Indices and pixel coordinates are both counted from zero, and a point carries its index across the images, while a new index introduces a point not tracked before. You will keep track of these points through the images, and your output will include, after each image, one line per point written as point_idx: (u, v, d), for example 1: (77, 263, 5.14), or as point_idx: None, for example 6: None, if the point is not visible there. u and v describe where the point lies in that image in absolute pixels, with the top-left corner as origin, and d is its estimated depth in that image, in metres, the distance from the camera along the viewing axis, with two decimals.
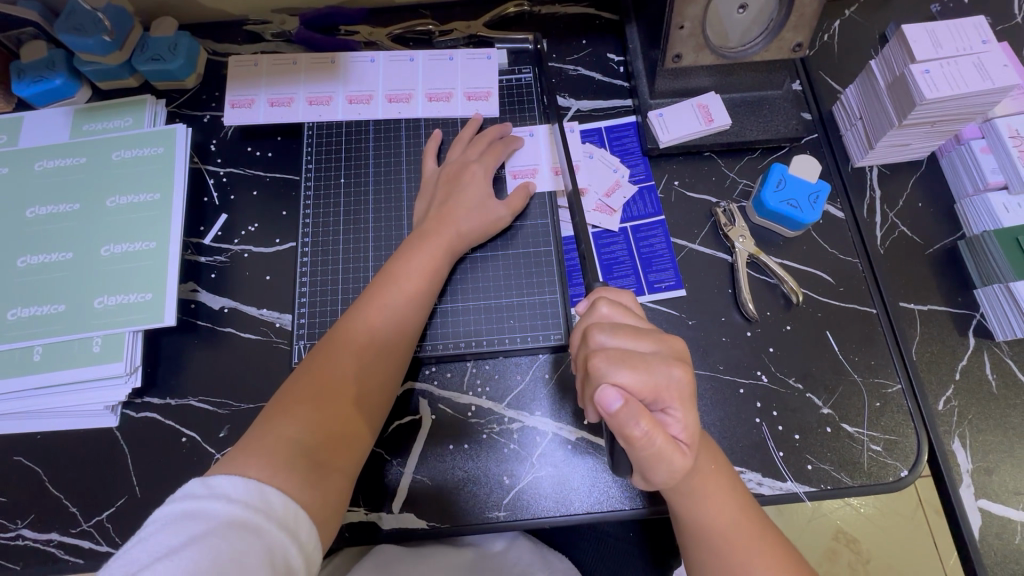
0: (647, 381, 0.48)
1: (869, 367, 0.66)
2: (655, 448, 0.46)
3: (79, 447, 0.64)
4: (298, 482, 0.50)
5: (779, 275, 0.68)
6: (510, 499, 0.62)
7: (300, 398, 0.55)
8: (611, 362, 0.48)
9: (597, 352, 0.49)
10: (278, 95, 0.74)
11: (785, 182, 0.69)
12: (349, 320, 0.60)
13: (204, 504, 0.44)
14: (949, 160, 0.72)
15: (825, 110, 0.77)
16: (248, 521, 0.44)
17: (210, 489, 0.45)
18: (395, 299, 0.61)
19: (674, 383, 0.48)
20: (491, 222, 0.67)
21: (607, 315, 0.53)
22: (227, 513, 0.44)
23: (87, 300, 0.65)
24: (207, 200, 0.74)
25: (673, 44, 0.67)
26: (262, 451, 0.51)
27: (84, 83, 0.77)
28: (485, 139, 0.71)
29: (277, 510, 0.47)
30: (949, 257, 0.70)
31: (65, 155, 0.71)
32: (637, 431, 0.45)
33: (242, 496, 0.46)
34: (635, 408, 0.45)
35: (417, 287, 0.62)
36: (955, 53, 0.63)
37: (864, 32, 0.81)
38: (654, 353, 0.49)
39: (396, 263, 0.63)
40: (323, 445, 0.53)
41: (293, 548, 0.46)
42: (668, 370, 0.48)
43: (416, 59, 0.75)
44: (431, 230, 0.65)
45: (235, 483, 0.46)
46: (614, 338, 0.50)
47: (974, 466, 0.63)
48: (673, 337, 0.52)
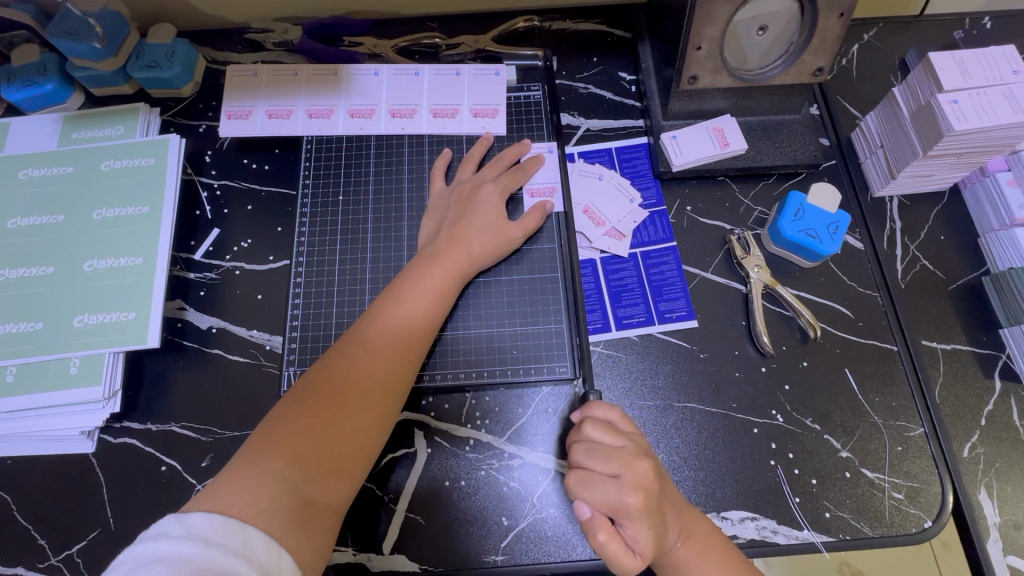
0: (608, 502, 0.51)
1: (889, 409, 0.62)
2: (610, 556, 0.51)
3: (51, 474, 0.60)
4: (284, 523, 0.46)
5: (795, 307, 0.64)
6: (508, 543, 0.58)
7: (295, 419, 0.51)
8: (580, 481, 0.52)
9: (573, 470, 0.53)
10: (278, 107, 0.71)
11: (803, 211, 0.66)
12: (351, 339, 0.56)
13: (180, 547, 0.40)
14: (973, 192, 0.70)
15: (843, 136, 0.74)
16: (228, 568, 0.40)
17: (189, 529, 0.41)
18: (402, 322, 0.58)
19: (627, 506, 0.51)
20: (503, 243, 0.64)
21: (589, 433, 0.55)
22: (205, 559, 0.40)
23: (67, 318, 0.61)
24: (199, 214, 0.70)
25: (689, 65, 0.65)
26: (247, 483, 0.47)
27: (77, 88, 0.75)
28: (500, 161, 0.68)
29: (259, 555, 0.43)
30: (973, 293, 0.67)
31: (52, 163, 0.68)
32: (595, 542, 0.51)
33: (224, 539, 0.42)
34: (594, 524, 0.51)
35: (425, 309, 0.59)
36: (985, 82, 0.60)
37: (882, 57, 0.79)
38: (617, 478, 0.52)
39: (405, 282, 0.60)
40: (314, 476, 0.49)
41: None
42: (630, 493, 0.51)
43: (421, 73, 0.73)
44: (441, 249, 0.62)
45: (214, 523, 0.42)
46: (590, 457, 0.53)
47: (1002, 518, 0.59)
48: (641, 460, 0.53)
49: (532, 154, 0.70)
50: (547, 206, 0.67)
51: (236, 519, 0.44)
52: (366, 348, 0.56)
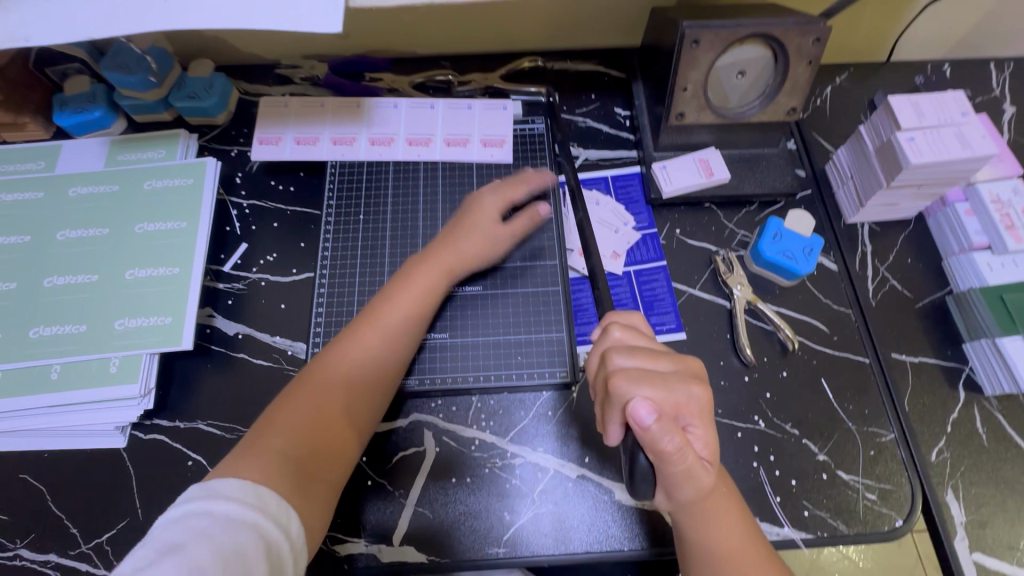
0: (669, 398, 0.50)
1: (862, 416, 0.68)
2: (685, 465, 0.48)
3: (85, 467, 0.64)
4: (289, 485, 0.52)
5: (776, 322, 0.70)
6: (510, 535, 0.62)
7: (297, 404, 0.58)
8: (633, 381, 0.50)
9: (618, 373, 0.51)
10: (306, 134, 0.79)
11: (781, 234, 0.73)
12: (340, 339, 0.62)
13: (205, 504, 0.47)
14: (936, 220, 0.76)
15: (818, 168, 0.82)
16: (248, 518, 0.47)
17: (211, 490, 0.48)
18: (391, 319, 0.64)
19: (694, 401, 0.50)
20: (495, 244, 0.71)
21: (620, 338, 0.54)
22: (228, 512, 0.47)
23: (108, 322, 0.67)
24: (229, 229, 0.77)
25: (676, 103, 0.72)
26: (259, 458, 0.53)
27: (121, 115, 0.82)
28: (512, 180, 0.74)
29: (273, 507, 0.50)
30: (938, 311, 0.73)
31: (99, 182, 0.75)
32: (668, 446, 0.47)
33: (240, 495, 0.48)
34: (665, 424, 0.47)
35: (419, 305, 0.65)
36: (937, 123, 0.68)
37: (853, 97, 0.87)
38: (673, 373, 0.52)
39: (401, 281, 0.66)
40: (316, 452, 0.56)
41: (286, 544, 0.49)
42: (688, 388, 0.50)
43: (436, 106, 0.81)
44: (438, 251, 0.69)
45: (234, 486, 0.49)
46: (633, 359, 0.52)
47: (968, 518, 0.64)
48: (687, 355, 0.54)
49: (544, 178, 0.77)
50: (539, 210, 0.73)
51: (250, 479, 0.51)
52: (359, 344, 0.62)
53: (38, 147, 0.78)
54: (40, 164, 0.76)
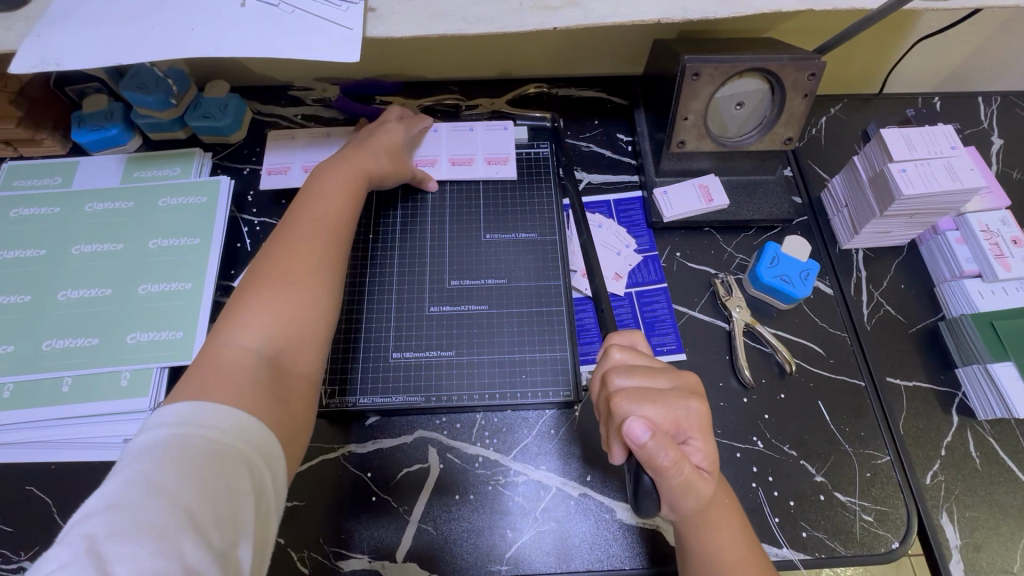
0: (668, 415, 0.50)
1: (859, 438, 0.69)
2: (684, 478, 0.49)
3: (92, 479, 0.65)
4: (264, 398, 0.49)
5: (774, 345, 0.72)
6: (512, 553, 0.63)
7: (246, 322, 0.54)
8: (632, 400, 0.50)
9: (618, 394, 0.52)
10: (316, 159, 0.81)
11: (778, 259, 0.75)
12: (270, 253, 0.59)
13: (179, 435, 0.43)
14: (927, 248, 0.79)
15: (814, 195, 0.84)
16: (228, 451, 0.44)
17: (182, 418, 0.44)
18: (322, 211, 0.64)
19: (692, 415, 0.51)
20: (403, 159, 0.76)
21: (620, 359, 0.55)
22: (206, 444, 0.43)
23: (121, 336, 0.68)
24: (240, 246, 0.79)
25: (677, 131, 0.75)
26: (213, 379, 0.49)
27: (137, 133, 0.84)
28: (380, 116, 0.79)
29: (251, 428, 0.46)
30: (930, 336, 0.75)
31: (114, 198, 0.76)
32: (665, 461, 0.48)
33: (211, 418, 0.45)
34: (662, 441, 0.48)
35: (344, 201, 0.66)
36: (927, 155, 0.70)
37: (847, 128, 0.90)
38: (671, 389, 0.52)
39: (315, 191, 0.66)
40: (275, 362, 0.53)
41: (268, 476, 0.46)
42: (685, 403, 0.51)
43: (439, 130, 0.83)
44: (338, 168, 0.69)
45: (200, 408, 0.45)
46: (631, 379, 0.53)
47: (963, 541, 0.65)
48: (687, 371, 0.55)
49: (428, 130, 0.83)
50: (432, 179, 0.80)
51: (216, 401, 0.47)
52: (295, 248, 0.60)
53: (55, 163, 0.80)
54: (57, 180, 0.78)
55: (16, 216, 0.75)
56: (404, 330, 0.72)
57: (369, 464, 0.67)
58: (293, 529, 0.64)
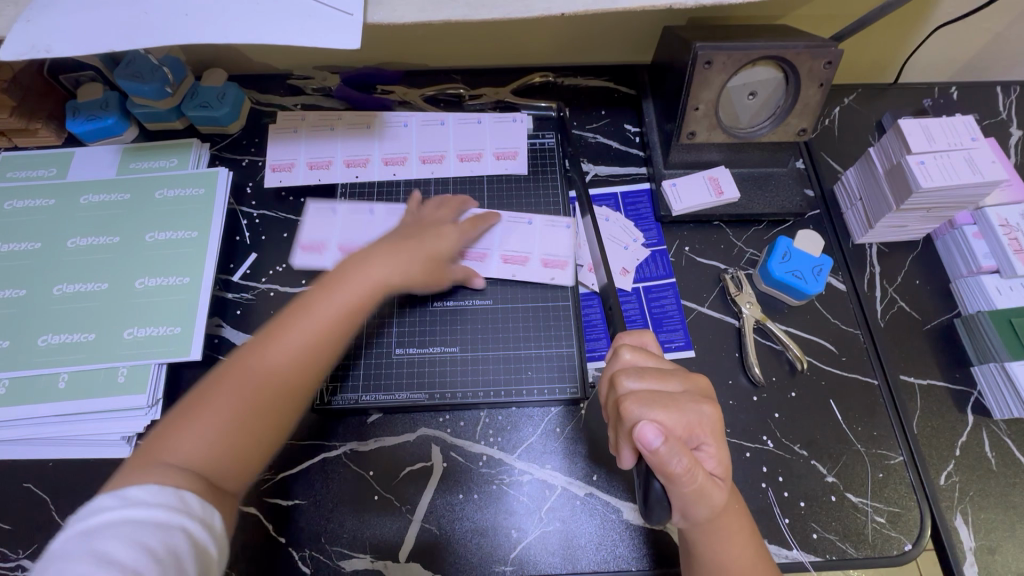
0: (681, 420, 0.49)
1: (872, 438, 0.67)
2: (697, 485, 0.47)
3: (91, 476, 0.64)
4: (202, 487, 0.46)
5: (784, 342, 0.71)
6: (517, 553, 0.62)
7: (217, 403, 0.50)
8: (644, 404, 0.49)
9: (628, 397, 0.50)
10: (313, 239, 0.73)
11: (790, 254, 0.73)
12: (275, 329, 0.54)
13: (116, 512, 0.41)
14: (944, 242, 0.77)
15: (827, 188, 0.82)
16: (170, 520, 0.41)
17: (122, 496, 0.42)
18: (316, 335, 0.54)
19: (706, 419, 0.50)
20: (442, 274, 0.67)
21: (630, 361, 0.54)
22: (148, 514, 0.41)
23: (118, 330, 0.66)
24: (239, 239, 0.77)
25: (687, 123, 0.73)
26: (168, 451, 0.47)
27: (133, 123, 0.82)
28: (437, 202, 0.73)
29: (195, 506, 0.44)
30: (945, 333, 0.73)
31: (110, 190, 0.75)
32: (677, 467, 0.46)
33: (157, 498, 0.42)
34: (675, 446, 0.46)
35: (373, 294, 0.58)
36: (947, 147, 0.68)
37: (862, 118, 0.88)
38: (682, 393, 0.51)
39: (354, 260, 0.60)
40: (231, 447, 0.50)
41: (214, 545, 0.44)
42: (698, 407, 0.50)
43: (446, 123, 0.81)
44: (382, 247, 0.62)
45: (148, 490, 0.43)
46: (641, 382, 0.51)
47: (977, 543, 0.63)
48: (695, 374, 0.54)
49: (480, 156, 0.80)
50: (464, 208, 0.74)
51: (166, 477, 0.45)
52: (297, 325, 0.54)
53: (50, 154, 0.78)
54: (52, 172, 0.77)
55: (10, 208, 0.73)
56: (411, 332, 0.70)
57: (371, 463, 0.66)
58: (295, 529, 0.63)
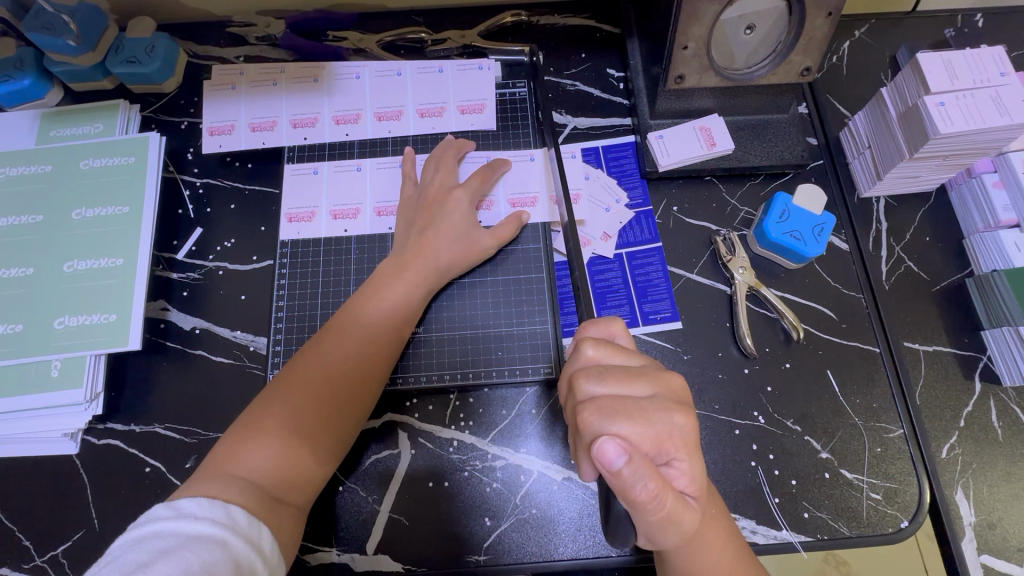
0: (647, 433, 0.44)
1: (870, 410, 0.63)
2: (664, 512, 0.42)
3: (35, 474, 0.60)
4: (258, 504, 0.48)
5: (779, 309, 0.65)
6: (491, 542, 0.59)
7: (267, 419, 0.52)
8: (604, 414, 0.44)
9: (587, 404, 0.45)
10: (300, 209, 0.68)
11: (789, 213, 0.66)
12: (321, 343, 0.57)
13: (170, 525, 0.42)
14: (959, 192, 0.70)
15: (832, 135, 0.74)
16: (218, 537, 0.42)
17: (177, 510, 0.43)
18: (359, 345, 0.57)
19: (677, 432, 0.45)
20: (473, 253, 0.64)
21: (594, 358, 0.48)
22: (198, 530, 0.42)
23: (48, 320, 0.62)
24: (182, 212, 0.70)
25: (675, 65, 0.64)
26: (232, 472, 0.49)
27: (55, 83, 0.73)
28: (434, 162, 0.67)
29: (242, 525, 0.45)
30: (956, 295, 0.67)
31: (29, 162, 0.67)
32: (641, 494, 0.41)
33: (211, 513, 0.44)
34: (639, 467, 0.41)
35: (407, 311, 0.60)
36: (972, 85, 0.60)
37: (874, 54, 0.78)
38: (650, 399, 0.46)
39: (386, 274, 0.61)
40: (289, 468, 0.51)
41: (260, 562, 0.44)
42: (669, 417, 0.45)
43: (403, 73, 0.72)
44: (409, 256, 0.62)
45: (204, 504, 0.44)
46: (604, 386, 0.46)
47: (977, 519, 0.60)
48: (667, 374, 0.48)
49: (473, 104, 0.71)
50: (465, 151, 0.68)
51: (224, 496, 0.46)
52: (341, 341, 0.57)
53: None
54: None
55: None
56: (436, 314, 0.65)
57: None
58: None
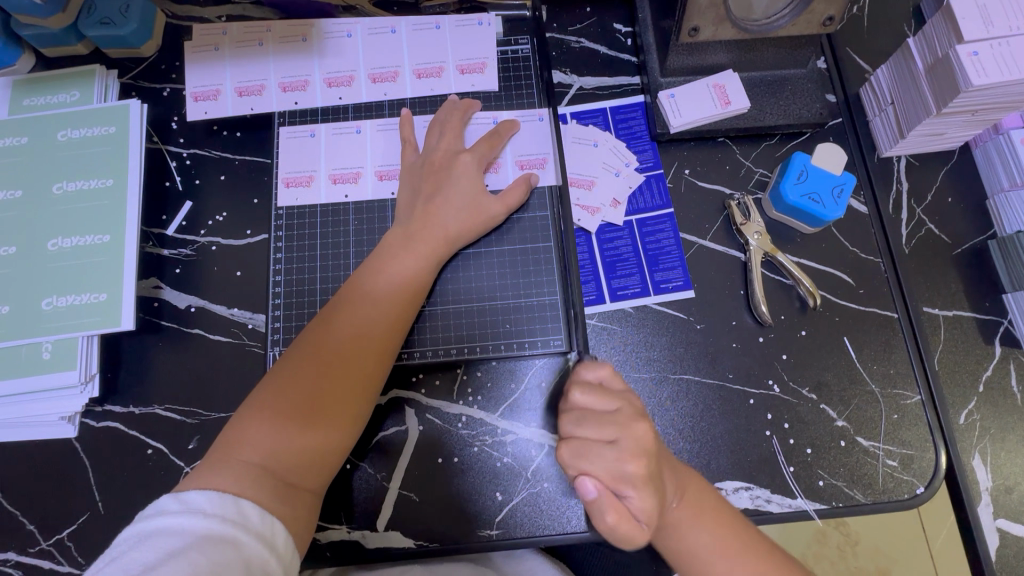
0: (607, 474, 0.45)
1: (888, 377, 0.61)
2: (629, 540, 0.44)
3: (34, 458, 0.58)
4: (269, 494, 0.46)
5: (795, 276, 0.62)
6: (503, 517, 0.58)
7: (278, 400, 0.50)
8: (571, 454, 0.46)
9: (561, 443, 0.48)
10: (297, 173, 0.65)
11: (807, 174, 0.63)
12: (329, 321, 0.55)
13: (178, 521, 0.41)
14: (984, 151, 0.67)
15: (851, 92, 0.70)
16: (227, 535, 0.41)
17: (185, 504, 0.42)
18: (367, 321, 0.55)
19: (635, 475, 0.45)
20: (481, 221, 0.61)
21: (575, 400, 0.49)
22: (205, 528, 0.41)
23: (35, 301, 0.59)
24: (169, 185, 0.66)
25: (690, 16, 0.59)
26: (239, 462, 0.47)
27: (25, 48, 0.68)
28: (438, 128, 0.63)
29: (254, 522, 0.44)
30: (977, 257, 0.65)
31: (4, 134, 0.64)
32: (603, 524, 0.44)
33: (218, 509, 0.43)
34: (601, 503, 0.44)
35: (417, 284, 0.58)
36: (1008, 32, 0.56)
37: (897, 3, 0.73)
38: (614, 445, 0.46)
39: (392, 246, 0.58)
40: (299, 454, 0.49)
41: (273, 560, 0.43)
42: (625, 464, 0.45)
43: (398, 31, 0.67)
44: (416, 228, 0.59)
45: (211, 497, 0.43)
46: (578, 428, 0.47)
47: (993, 483, 0.60)
48: (641, 420, 0.47)
49: (473, 63, 0.67)
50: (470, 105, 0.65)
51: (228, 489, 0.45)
52: (348, 318, 0.55)
53: None
54: None
55: None
56: (444, 286, 0.63)
57: None
58: None
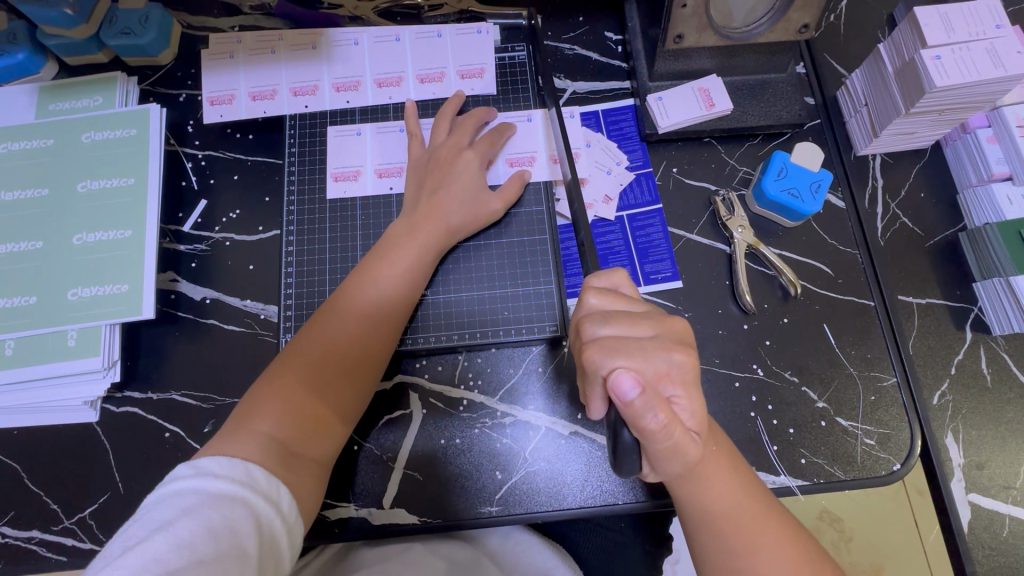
0: (647, 368, 0.46)
1: (865, 361, 0.65)
2: (672, 442, 0.45)
3: (57, 441, 0.62)
4: (277, 463, 0.49)
5: (777, 266, 0.66)
6: (502, 494, 0.61)
7: (285, 381, 0.54)
8: (606, 352, 0.46)
9: (592, 344, 0.47)
10: (345, 168, 0.69)
11: (786, 171, 0.67)
12: (337, 305, 0.58)
13: (192, 483, 0.44)
14: (954, 148, 0.71)
15: (829, 94, 0.74)
16: (238, 495, 0.44)
17: (198, 469, 0.45)
18: (373, 305, 0.58)
19: (675, 369, 0.46)
20: (480, 217, 0.65)
21: (596, 306, 0.49)
22: (218, 489, 0.44)
23: (61, 292, 0.63)
24: (185, 184, 0.70)
25: (674, 24, 0.64)
26: (250, 433, 0.50)
27: (50, 57, 0.72)
28: (444, 124, 0.67)
29: (262, 483, 0.47)
30: (948, 249, 0.69)
31: (31, 136, 0.67)
32: (652, 423, 0.43)
33: (229, 472, 0.46)
34: (651, 399, 0.43)
35: (419, 270, 0.61)
36: (967, 38, 0.61)
37: (871, 13, 0.78)
38: (652, 339, 0.47)
39: (399, 234, 0.62)
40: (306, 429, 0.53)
41: (278, 521, 0.46)
42: (668, 356, 0.46)
43: (402, 39, 0.72)
44: (418, 219, 0.63)
45: (222, 462, 0.46)
46: (608, 327, 0.47)
47: (966, 460, 0.63)
48: (671, 318, 0.49)
49: (472, 68, 0.71)
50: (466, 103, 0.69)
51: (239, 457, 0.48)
52: (354, 301, 0.58)
53: None
54: None
55: None
56: (447, 271, 0.66)
57: None
58: None
